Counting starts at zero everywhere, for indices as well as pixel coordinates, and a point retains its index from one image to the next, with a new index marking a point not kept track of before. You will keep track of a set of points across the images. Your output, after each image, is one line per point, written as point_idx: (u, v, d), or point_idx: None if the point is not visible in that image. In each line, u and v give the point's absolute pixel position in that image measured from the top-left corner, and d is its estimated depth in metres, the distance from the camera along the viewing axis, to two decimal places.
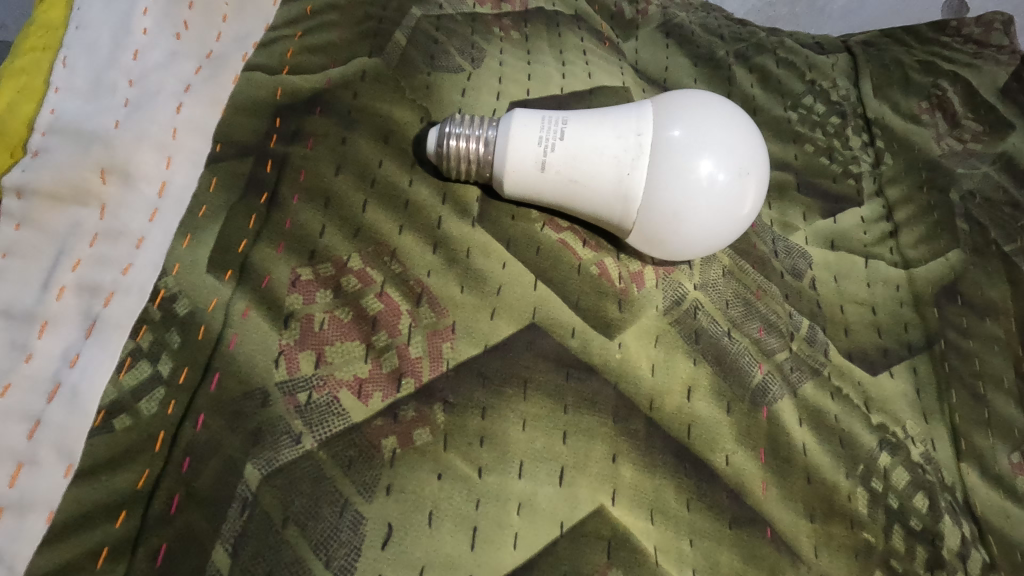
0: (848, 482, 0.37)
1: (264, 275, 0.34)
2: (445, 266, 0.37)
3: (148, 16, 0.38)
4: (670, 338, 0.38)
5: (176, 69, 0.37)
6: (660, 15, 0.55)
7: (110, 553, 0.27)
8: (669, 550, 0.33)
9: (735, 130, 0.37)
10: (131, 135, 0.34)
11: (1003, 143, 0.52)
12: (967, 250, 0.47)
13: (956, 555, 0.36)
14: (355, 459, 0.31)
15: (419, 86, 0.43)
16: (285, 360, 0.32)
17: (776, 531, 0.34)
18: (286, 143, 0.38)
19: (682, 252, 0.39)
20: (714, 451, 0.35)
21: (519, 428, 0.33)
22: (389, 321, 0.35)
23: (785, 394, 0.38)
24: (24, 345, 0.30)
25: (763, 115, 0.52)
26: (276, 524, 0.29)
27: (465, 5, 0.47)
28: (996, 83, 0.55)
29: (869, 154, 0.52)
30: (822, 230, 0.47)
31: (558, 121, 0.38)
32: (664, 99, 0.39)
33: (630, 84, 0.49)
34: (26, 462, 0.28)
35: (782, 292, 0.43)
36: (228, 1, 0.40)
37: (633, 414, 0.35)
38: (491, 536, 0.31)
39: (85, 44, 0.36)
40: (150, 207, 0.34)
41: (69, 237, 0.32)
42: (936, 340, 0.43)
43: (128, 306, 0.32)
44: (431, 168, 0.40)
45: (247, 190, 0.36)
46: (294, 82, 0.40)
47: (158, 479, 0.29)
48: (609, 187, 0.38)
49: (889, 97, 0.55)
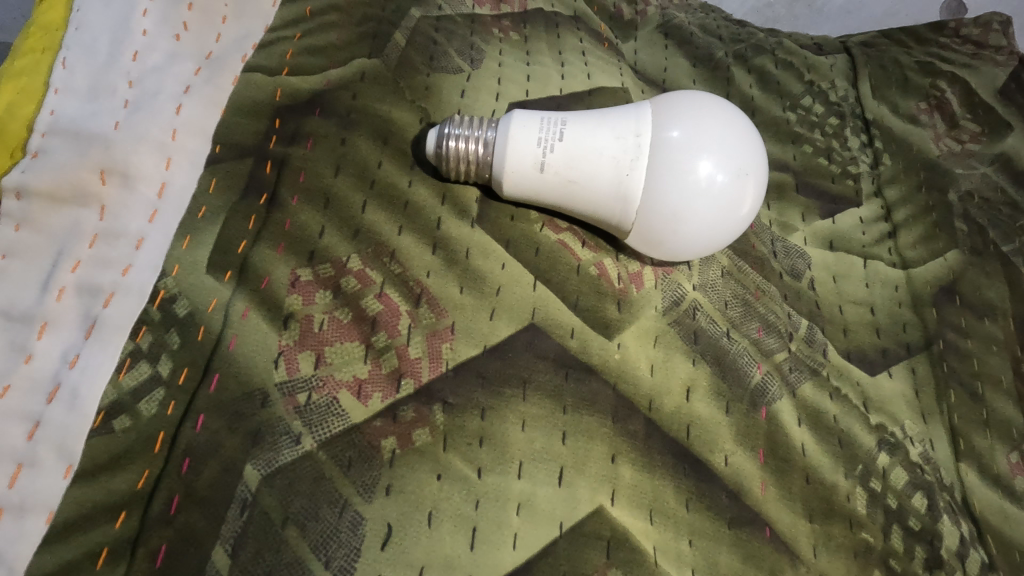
0: (848, 482, 0.37)
1: (263, 276, 0.34)
2: (444, 266, 0.37)
3: (147, 17, 0.38)
4: (669, 339, 0.38)
5: (176, 70, 0.37)
6: (659, 16, 0.56)
7: (110, 554, 0.27)
8: (669, 550, 0.33)
9: (734, 131, 0.37)
10: (131, 136, 0.34)
11: (1001, 143, 0.53)
12: (965, 250, 0.47)
13: (955, 554, 0.36)
14: (355, 460, 0.31)
15: (419, 87, 0.43)
16: (285, 360, 0.32)
17: (776, 531, 0.34)
18: (285, 144, 0.38)
19: (681, 253, 0.39)
20: (714, 451, 0.36)
21: (518, 429, 0.33)
22: (389, 322, 0.35)
23: (784, 394, 0.38)
24: (24, 346, 0.30)
25: (762, 116, 0.52)
26: (276, 524, 0.29)
27: (465, 6, 0.47)
28: (994, 83, 0.55)
29: (867, 154, 0.52)
30: (821, 230, 0.47)
31: (557, 122, 0.38)
32: (663, 100, 0.39)
33: (629, 85, 0.49)
34: (26, 462, 0.28)
35: (781, 292, 0.43)
36: (228, 2, 0.40)
37: (632, 414, 0.35)
38: (491, 536, 0.31)
39: (85, 45, 0.36)
40: (150, 208, 0.34)
41: (69, 238, 0.32)
42: (935, 340, 0.43)
43: (127, 307, 0.32)
44: (431, 169, 0.40)
45: (247, 191, 0.36)
46: (294, 83, 0.40)
47: (158, 479, 0.29)
48: (608, 188, 0.38)
49: (888, 98, 0.55)
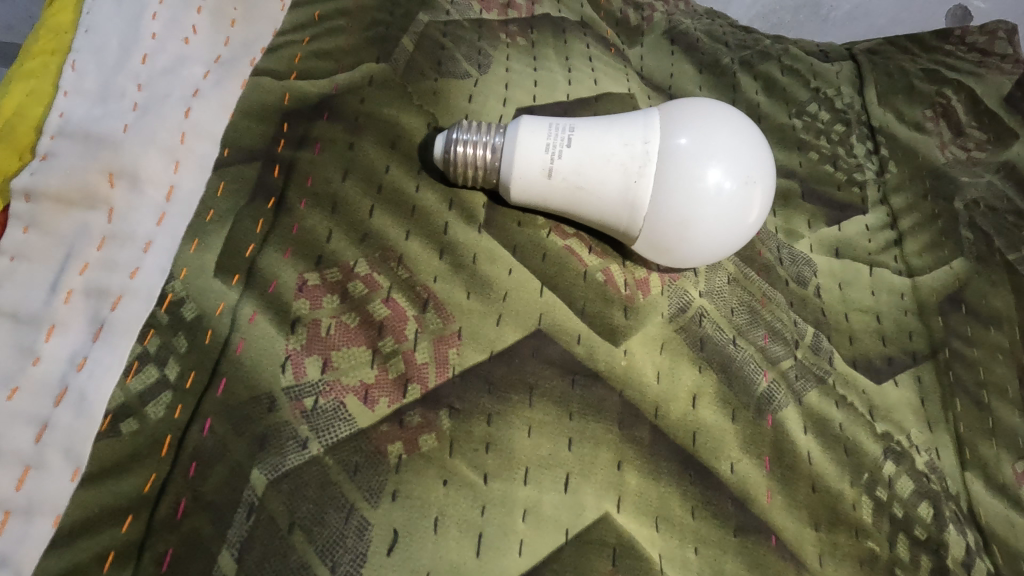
0: (853, 490, 0.37)
1: (270, 280, 0.34)
2: (451, 271, 0.37)
3: (156, 21, 0.38)
4: (674, 346, 0.38)
5: (185, 73, 0.38)
6: (666, 22, 0.56)
7: (117, 557, 0.27)
8: (674, 558, 0.33)
9: (743, 138, 0.37)
10: (139, 139, 0.35)
11: (1007, 151, 0.53)
12: (971, 258, 0.47)
13: (960, 564, 0.36)
14: (361, 465, 0.31)
15: (426, 92, 0.43)
16: (292, 364, 0.32)
17: (781, 540, 0.34)
18: (293, 148, 0.38)
19: (688, 260, 0.39)
20: (720, 459, 0.35)
21: (524, 435, 0.33)
22: (395, 326, 0.35)
23: (790, 402, 0.38)
24: (31, 349, 0.30)
25: (768, 122, 0.52)
26: (282, 529, 0.29)
27: (473, 12, 0.48)
28: (1000, 91, 0.55)
29: (873, 162, 0.52)
30: (827, 237, 0.47)
31: (565, 129, 0.38)
32: (670, 108, 0.39)
33: (636, 91, 0.49)
34: (34, 465, 0.28)
35: (787, 300, 0.43)
36: (238, 7, 0.41)
37: (639, 421, 0.35)
38: (497, 543, 0.31)
39: (94, 48, 0.37)
40: (158, 211, 0.34)
41: (76, 240, 0.32)
42: (941, 348, 0.43)
43: (135, 311, 0.32)
44: (438, 175, 0.40)
45: (255, 195, 0.36)
46: (302, 87, 0.40)
47: (165, 483, 0.29)
48: (615, 194, 0.38)
49: (893, 105, 0.55)
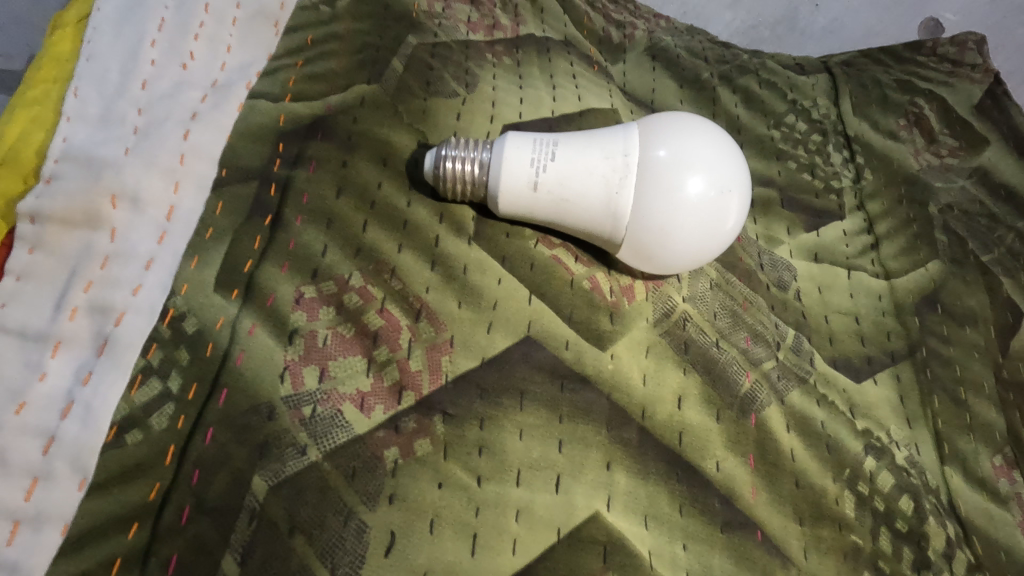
0: (836, 485, 0.38)
1: (268, 294, 0.35)
2: (443, 282, 0.38)
3: (155, 48, 0.40)
4: (660, 349, 0.40)
5: (183, 97, 0.39)
6: (647, 40, 0.58)
7: (124, 563, 0.28)
8: (663, 555, 0.34)
9: (719, 148, 0.39)
10: (140, 161, 0.36)
11: (978, 157, 0.55)
12: (946, 260, 0.49)
13: (941, 555, 0.37)
14: (359, 470, 0.32)
15: (416, 111, 0.44)
16: (290, 375, 0.34)
17: (767, 534, 0.35)
18: (288, 168, 0.39)
19: (670, 267, 0.41)
20: (705, 458, 0.37)
21: (516, 438, 0.35)
22: (390, 336, 0.36)
23: (773, 401, 0.40)
24: (38, 364, 0.31)
25: (746, 134, 0.54)
26: (284, 533, 0.30)
27: (460, 33, 0.50)
28: (970, 99, 0.57)
29: (849, 170, 0.54)
30: (806, 243, 0.49)
31: (549, 144, 0.40)
32: (648, 121, 0.40)
33: (619, 106, 0.51)
34: (41, 477, 0.29)
35: (768, 303, 0.44)
36: (234, 32, 0.43)
37: (626, 423, 0.37)
38: (491, 542, 0.32)
39: (95, 76, 0.39)
40: (159, 230, 0.35)
41: (81, 260, 0.34)
42: (918, 347, 0.45)
43: (138, 326, 0.33)
44: (428, 190, 0.42)
45: (253, 213, 0.38)
46: (296, 109, 0.41)
47: (169, 492, 0.30)
48: (599, 205, 0.39)
49: (867, 115, 0.57)
